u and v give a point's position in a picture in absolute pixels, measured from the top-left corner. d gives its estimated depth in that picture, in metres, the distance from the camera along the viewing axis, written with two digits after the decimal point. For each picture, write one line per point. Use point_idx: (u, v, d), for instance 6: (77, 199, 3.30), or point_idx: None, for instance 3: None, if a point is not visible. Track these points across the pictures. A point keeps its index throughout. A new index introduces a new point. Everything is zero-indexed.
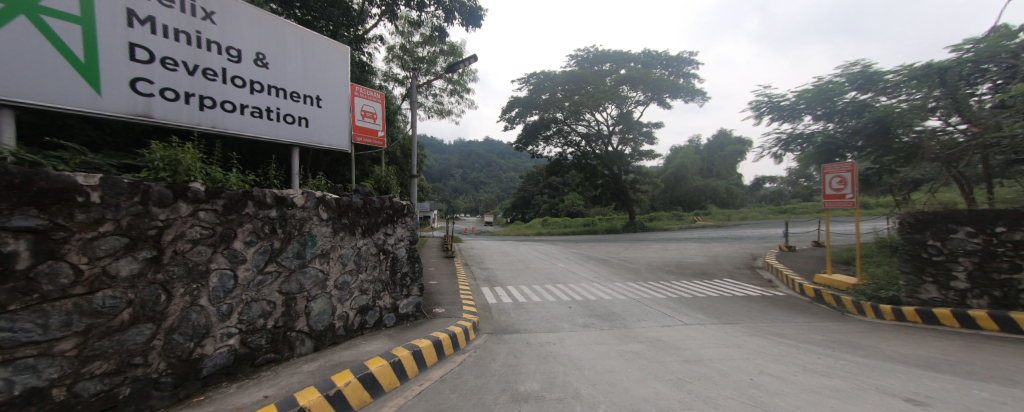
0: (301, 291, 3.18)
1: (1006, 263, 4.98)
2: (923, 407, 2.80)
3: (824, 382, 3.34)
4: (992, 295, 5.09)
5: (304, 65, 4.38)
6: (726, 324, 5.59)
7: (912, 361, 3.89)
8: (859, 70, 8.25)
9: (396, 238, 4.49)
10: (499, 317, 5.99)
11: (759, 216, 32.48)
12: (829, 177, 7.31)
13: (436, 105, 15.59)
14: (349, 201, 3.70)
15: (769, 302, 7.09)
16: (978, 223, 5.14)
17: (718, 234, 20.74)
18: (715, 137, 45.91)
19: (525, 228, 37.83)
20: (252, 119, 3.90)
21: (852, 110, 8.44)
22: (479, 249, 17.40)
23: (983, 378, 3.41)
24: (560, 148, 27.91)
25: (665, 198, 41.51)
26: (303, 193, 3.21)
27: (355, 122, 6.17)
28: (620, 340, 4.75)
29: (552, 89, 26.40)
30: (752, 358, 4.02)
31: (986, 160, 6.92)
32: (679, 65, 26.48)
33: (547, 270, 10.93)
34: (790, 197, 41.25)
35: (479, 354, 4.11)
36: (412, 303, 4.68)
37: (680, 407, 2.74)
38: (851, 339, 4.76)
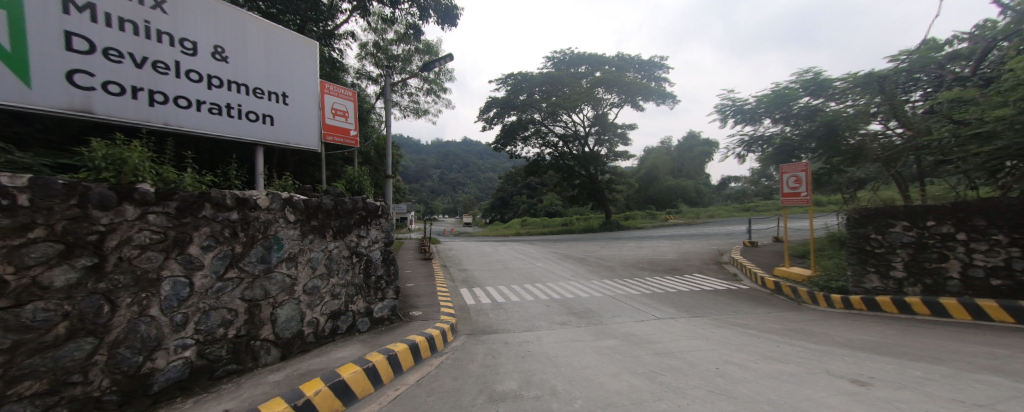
0: (266, 298, 3.03)
1: (935, 254, 5.43)
2: (867, 387, 3.01)
3: (782, 368, 3.52)
4: (923, 283, 5.55)
5: (268, 60, 4.17)
6: (696, 318, 5.80)
7: (858, 346, 4.18)
8: (811, 76, 8.72)
9: (369, 240, 4.36)
10: (477, 318, 5.94)
11: (725, 214, 34.05)
12: (786, 176, 7.75)
13: (412, 104, 15.29)
14: (318, 202, 3.57)
15: (734, 295, 7.44)
16: (912, 218, 5.60)
17: (688, 232, 21.53)
18: (685, 138, 47.68)
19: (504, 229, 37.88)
20: (210, 117, 3.67)
21: (804, 114, 8.90)
22: (457, 250, 17.24)
23: (918, 358, 3.71)
24: (537, 148, 28.09)
25: (639, 198, 42.75)
26: (269, 194, 3.06)
27: (325, 120, 5.95)
28: (596, 337, 4.83)
29: (529, 89, 26.59)
30: (719, 348, 4.19)
31: (919, 160, 7.58)
32: (651, 69, 27.26)
33: (524, 270, 10.99)
34: (754, 196, 43.42)
35: (456, 356, 4.04)
36: (387, 306, 4.57)
37: (652, 398, 2.81)
38: (808, 328, 5.05)
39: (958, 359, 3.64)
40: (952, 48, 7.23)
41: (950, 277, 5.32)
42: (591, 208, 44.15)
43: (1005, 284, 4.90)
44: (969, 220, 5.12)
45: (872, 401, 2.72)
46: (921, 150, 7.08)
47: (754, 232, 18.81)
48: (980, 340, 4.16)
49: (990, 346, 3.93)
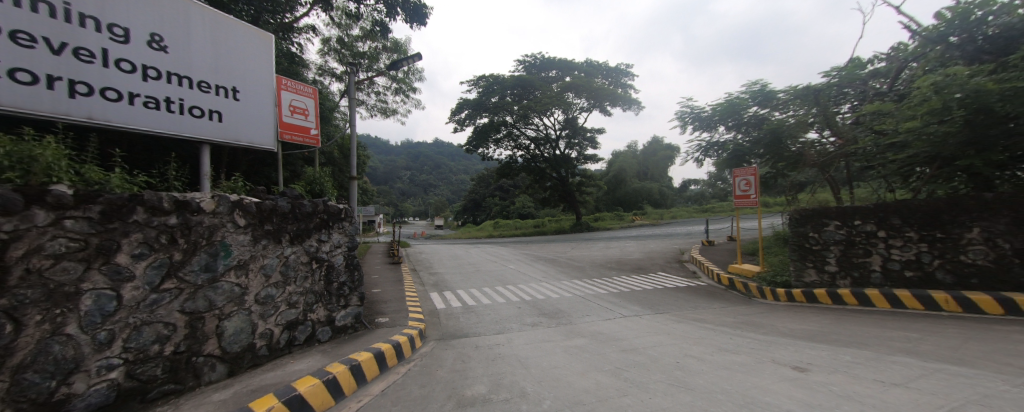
0: (211, 309, 2.79)
1: (861, 249, 6.01)
2: (806, 372, 3.26)
3: (734, 359, 3.72)
4: (852, 276, 6.11)
5: (215, 52, 3.87)
6: (660, 314, 6.02)
7: (800, 335, 4.52)
8: (759, 88, 9.36)
9: (331, 244, 4.13)
10: (447, 322, 5.82)
11: (686, 215, 35.79)
12: (738, 180, 8.26)
13: (379, 104, 14.80)
14: (273, 205, 3.35)
15: (693, 291, 7.82)
16: (842, 218, 6.17)
17: (654, 233, 22.45)
18: (649, 143, 49.69)
19: (476, 231, 37.68)
20: (145, 111, 3.34)
21: (752, 122, 9.54)
22: (427, 253, 16.90)
23: (848, 344, 4.07)
24: (508, 150, 28.17)
25: (607, 200, 44.06)
26: (214, 197, 2.82)
27: (281, 118, 5.60)
28: (565, 337, 4.87)
29: (501, 92, 26.72)
30: (680, 343, 4.37)
31: (849, 166, 8.41)
32: (618, 76, 28.12)
33: (495, 272, 10.96)
34: (712, 198, 46.07)
35: (424, 363, 3.92)
36: (351, 314, 4.37)
37: (617, 394, 2.87)
38: (759, 320, 5.39)
39: (879, 343, 4.03)
40: (875, 66, 8.06)
41: (873, 270, 5.91)
42: (562, 209, 44.93)
43: (916, 275, 5.52)
44: (887, 219, 5.72)
45: (811, 385, 2.94)
46: (851, 156, 7.83)
47: (713, 232, 19.93)
48: (898, 325, 4.64)
49: (907, 330, 4.39)
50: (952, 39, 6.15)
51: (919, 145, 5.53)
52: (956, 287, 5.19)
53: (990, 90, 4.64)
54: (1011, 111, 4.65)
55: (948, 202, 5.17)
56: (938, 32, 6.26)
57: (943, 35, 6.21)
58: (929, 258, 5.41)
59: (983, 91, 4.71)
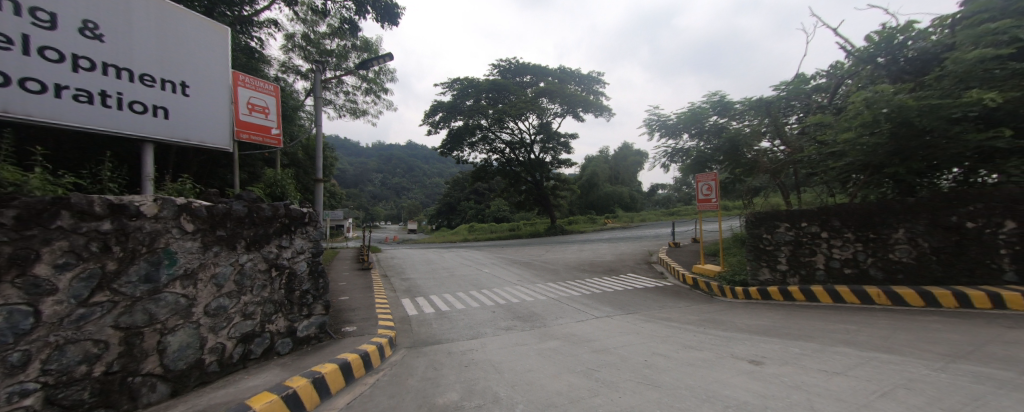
0: (152, 324, 2.55)
1: (808, 249, 6.48)
2: (761, 365, 3.46)
3: (698, 355, 3.89)
4: (800, 274, 6.57)
5: (161, 43, 3.60)
6: (630, 314, 6.18)
7: (756, 330, 4.79)
8: (718, 99, 9.91)
9: (293, 250, 3.92)
10: (419, 329, 5.67)
11: (654, 218, 37.19)
12: (701, 184, 8.67)
13: (348, 104, 14.28)
14: (226, 209, 3.14)
15: (660, 291, 8.11)
16: (791, 220, 6.63)
17: (625, 235, 23.12)
18: (620, 148, 51.27)
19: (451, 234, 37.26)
20: (76, 105, 3.03)
21: (713, 130, 10.07)
22: (400, 258, 16.48)
23: (797, 336, 4.37)
24: (482, 154, 28.10)
25: (580, 204, 44.94)
26: (156, 200, 2.59)
27: (238, 116, 5.25)
28: (539, 339, 4.88)
29: (476, 95, 26.73)
30: (648, 341, 4.51)
31: (797, 172, 9.11)
32: (590, 83, 28.74)
33: (468, 276, 10.84)
34: (678, 202, 48.12)
35: (394, 372, 3.79)
36: (315, 323, 4.15)
37: (589, 395, 2.90)
38: (719, 317, 5.67)
39: (824, 335, 4.36)
40: (817, 81, 8.77)
41: (817, 268, 6.39)
42: (537, 213, 45.36)
43: (854, 271, 6.03)
44: (829, 221, 6.22)
45: (765, 377, 3.12)
46: (799, 163, 8.47)
47: (681, 234, 20.84)
48: (840, 318, 5.04)
49: (848, 322, 4.78)
50: (879, 60, 6.83)
51: (853, 154, 6.05)
52: (887, 282, 5.73)
53: (909, 107, 5.13)
54: (927, 125, 5.20)
55: (879, 206, 5.73)
56: (868, 53, 6.87)
57: (872, 56, 6.87)
58: (864, 257, 5.94)
59: (903, 107, 5.20)
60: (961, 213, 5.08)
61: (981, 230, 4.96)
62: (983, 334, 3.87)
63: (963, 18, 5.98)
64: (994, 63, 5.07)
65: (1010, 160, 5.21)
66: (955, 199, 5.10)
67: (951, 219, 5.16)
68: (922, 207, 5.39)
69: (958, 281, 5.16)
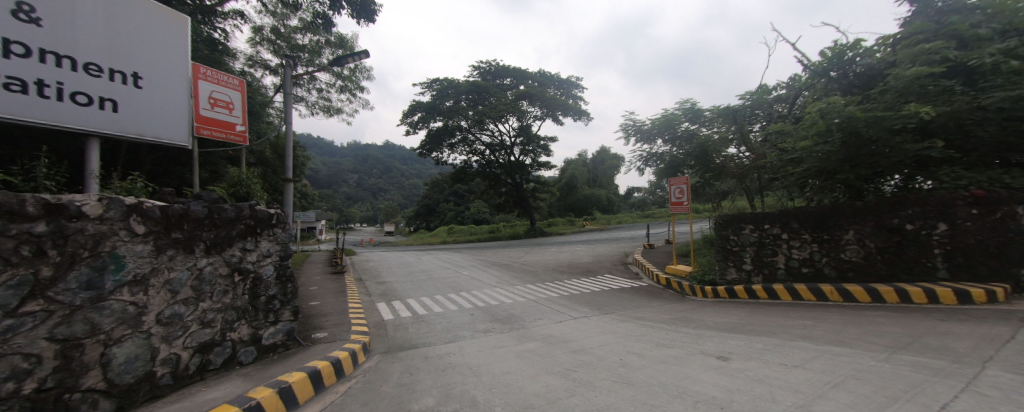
0: (95, 334, 2.35)
1: (771, 249, 6.85)
2: (728, 360, 3.61)
3: (670, 352, 4.01)
4: (763, 273, 6.92)
5: (109, 32, 3.53)
6: (607, 315, 6.29)
7: (724, 327, 5.00)
8: (690, 106, 10.26)
9: (259, 254, 3.72)
10: (395, 334, 5.52)
11: (630, 221, 38.10)
12: (674, 188, 8.99)
13: (322, 101, 13.77)
14: (183, 210, 2.96)
15: (635, 291, 8.32)
16: (755, 222, 6.99)
17: (604, 237, 23.55)
18: (598, 152, 52.25)
19: (430, 237, 36.75)
20: (7, 92, 2.92)
21: (684, 136, 10.31)
22: (376, 261, 16.06)
23: (761, 332, 4.60)
24: (462, 155, 27.98)
25: (560, 206, 45.47)
26: (102, 199, 2.41)
27: (198, 111, 4.94)
28: (518, 341, 4.88)
29: (455, 96, 26.53)
30: (624, 341, 4.60)
31: (760, 177, 9.66)
32: (570, 87, 29.10)
33: (447, 279, 10.71)
34: (653, 205, 49.57)
35: (368, 379, 3.67)
36: (282, 331, 3.97)
37: (566, 395, 2.92)
38: (691, 316, 5.87)
39: (785, 330, 4.60)
40: (778, 92, 9.30)
41: (778, 268, 6.76)
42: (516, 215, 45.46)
43: (810, 270, 6.42)
44: (788, 223, 6.60)
45: (732, 372, 3.25)
46: (762, 169, 8.97)
47: (657, 235, 21.46)
48: (799, 314, 5.35)
49: (806, 318, 5.07)
50: (832, 74, 7.32)
51: (810, 160, 6.46)
52: (838, 280, 6.13)
53: (858, 118, 5.53)
54: (873, 135, 5.63)
55: (832, 209, 6.13)
56: (822, 67, 7.36)
57: (825, 70, 7.37)
58: (819, 256, 6.33)
59: (852, 118, 5.60)
60: (902, 216, 5.53)
61: (919, 231, 5.41)
62: (922, 326, 4.21)
63: (901, 38, 6.52)
64: (928, 79, 5.55)
65: (942, 168, 5.73)
66: (896, 203, 5.54)
67: (893, 222, 5.60)
68: (869, 211, 5.81)
69: (900, 278, 5.60)
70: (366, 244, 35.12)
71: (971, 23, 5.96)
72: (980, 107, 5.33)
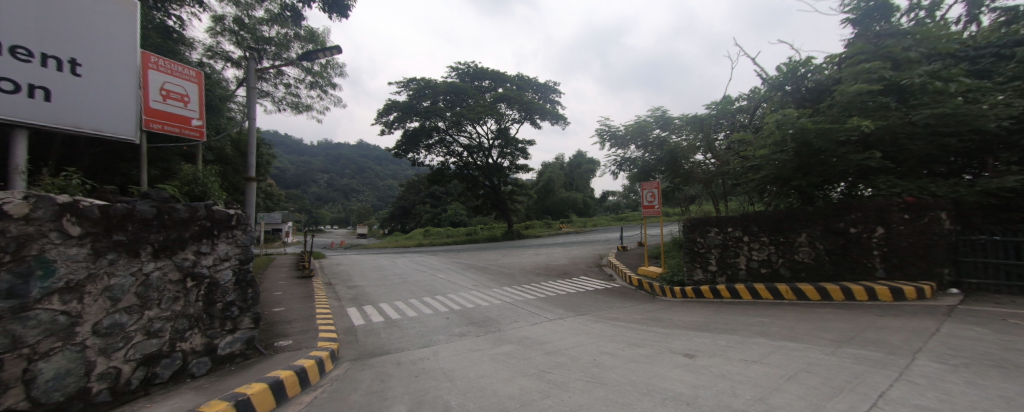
0: (17, 348, 2.11)
1: (733, 251, 7.18)
2: (694, 358, 3.75)
3: (640, 351, 4.12)
4: (726, 273, 7.25)
5: (40, 14, 3.31)
6: (581, 316, 6.37)
7: (691, 325, 5.20)
8: (660, 114, 10.63)
9: (215, 257, 3.49)
10: (366, 340, 5.33)
11: (605, 223, 38.95)
12: (646, 192, 9.19)
13: (290, 97, 13.16)
14: (126, 209, 2.74)
15: (609, 292, 8.50)
16: (719, 225, 7.30)
17: (580, 239, 24.00)
18: (574, 156, 53.11)
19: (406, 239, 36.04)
20: None
21: (656, 143, 10.58)
22: (348, 264, 15.53)
23: (725, 330, 4.81)
24: (439, 157, 27.71)
25: (537, 208, 45.91)
26: (28, 197, 2.18)
27: (148, 103, 4.59)
28: (493, 344, 4.85)
29: (433, 96, 26.23)
30: (597, 341, 4.68)
31: (724, 182, 10.19)
32: (547, 91, 29.38)
33: (421, 282, 10.50)
34: (627, 208, 51.02)
35: (335, 387, 3.52)
36: (240, 339, 3.74)
37: (540, 397, 2.93)
38: (661, 315, 6.05)
39: (746, 328, 4.85)
40: (740, 103, 9.85)
41: (740, 269, 7.11)
42: (494, 217, 45.41)
43: (768, 271, 6.80)
44: (749, 226, 6.96)
45: (697, 369, 3.38)
46: (726, 175, 9.46)
47: (631, 238, 22.12)
48: (759, 312, 5.65)
49: (766, 316, 5.36)
50: (787, 88, 7.84)
51: (768, 168, 6.87)
52: (793, 280, 6.54)
53: (809, 129, 5.93)
54: (822, 145, 6.06)
55: (787, 214, 6.52)
56: (777, 80, 7.88)
57: (781, 84, 7.89)
58: (776, 258, 6.72)
59: (804, 129, 6.00)
60: (847, 221, 5.98)
61: (861, 234, 5.87)
62: (865, 322, 4.56)
63: (846, 58, 7.08)
64: (868, 96, 6.04)
65: (880, 177, 6.27)
66: (842, 208, 5.99)
67: (839, 226, 6.05)
68: (818, 215, 6.25)
69: (845, 278, 6.05)
70: (338, 247, 33.98)
71: (903, 47, 6.56)
72: (911, 122, 5.86)
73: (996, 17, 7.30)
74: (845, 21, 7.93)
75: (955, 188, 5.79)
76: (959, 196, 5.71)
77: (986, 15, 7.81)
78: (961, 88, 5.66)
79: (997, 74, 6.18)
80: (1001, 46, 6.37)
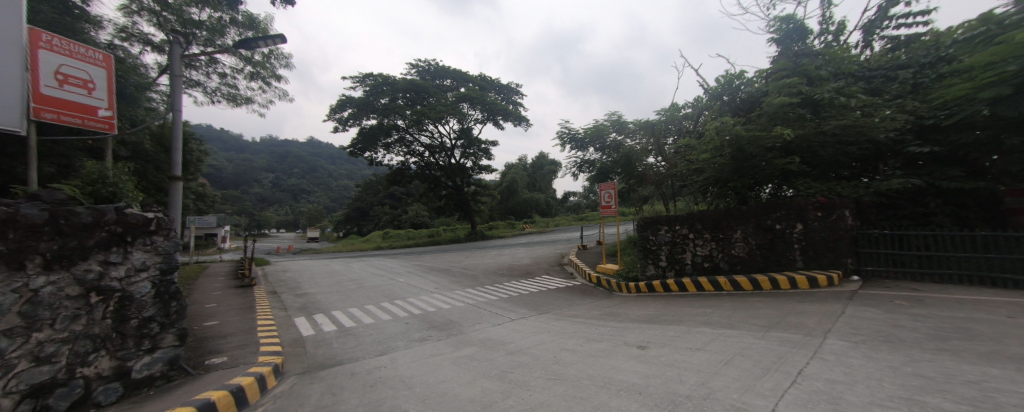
0: None
1: (680, 248, 7.61)
2: (645, 349, 3.94)
3: (597, 346, 4.24)
4: (675, 269, 7.67)
5: None
6: (543, 315, 6.45)
7: (644, 318, 5.46)
8: (616, 118, 11.10)
9: (129, 267, 3.04)
10: (316, 351, 4.97)
11: (567, 223, 40.06)
12: (603, 193, 9.58)
13: (226, 88, 11.96)
14: (11, 213, 2.33)
15: (570, 290, 8.72)
16: (669, 223, 7.64)
17: (545, 239, 24.42)
18: (536, 158, 53.81)
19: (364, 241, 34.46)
20: None
21: (612, 146, 11.09)
22: (298, 270, 14.46)
23: (674, 321, 5.10)
24: (399, 156, 26.92)
25: (500, 209, 46.21)
26: None
27: (39, 89, 3.87)
28: (455, 347, 4.74)
29: (392, 94, 25.28)
30: (558, 338, 4.76)
31: (673, 184, 10.91)
32: (509, 93, 29.49)
33: (379, 287, 10.04)
34: (586, 208, 52.83)
35: (280, 404, 3.23)
36: (161, 359, 3.29)
37: (501, 398, 2.90)
38: (618, 310, 6.29)
39: (691, 318, 5.18)
40: (686, 110, 10.61)
41: (686, 263, 7.56)
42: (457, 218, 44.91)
43: (710, 265, 7.31)
44: (694, 224, 7.42)
45: (649, 359, 3.55)
46: (676, 178, 10.11)
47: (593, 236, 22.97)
48: (703, 303, 6.07)
49: (709, 306, 5.77)
50: (724, 98, 8.69)
51: (709, 170, 7.40)
52: (731, 272, 7.11)
53: (742, 137, 6.50)
54: (753, 151, 6.64)
55: (726, 212, 7.05)
56: (717, 90, 8.69)
57: (720, 95, 8.72)
58: (717, 253, 7.25)
59: (738, 136, 6.57)
60: (773, 218, 6.65)
61: (785, 230, 6.57)
62: (789, 308, 5.07)
63: (771, 73, 7.87)
64: (788, 108, 6.72)
65: (800, 180, 7.02)
66: (770, 208, 6.64)
67: (768, 223, 6.70)
68: (751, 213, 6.85)
69: (772, 269, 6.72)
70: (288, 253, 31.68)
71: (816, 65, 7.43)
72: (821, 132, 6.58)
73: (884, 44, 8.57)
74: (770, 40, 8.86)
75: (856, 189, 6.63)
76: (858, 196, 6.54)
77: (877, 42, 9.08)
78: (859, 103, 6.51)
79: (885, 93, 7.20)
80: (888, 69, 7.45)
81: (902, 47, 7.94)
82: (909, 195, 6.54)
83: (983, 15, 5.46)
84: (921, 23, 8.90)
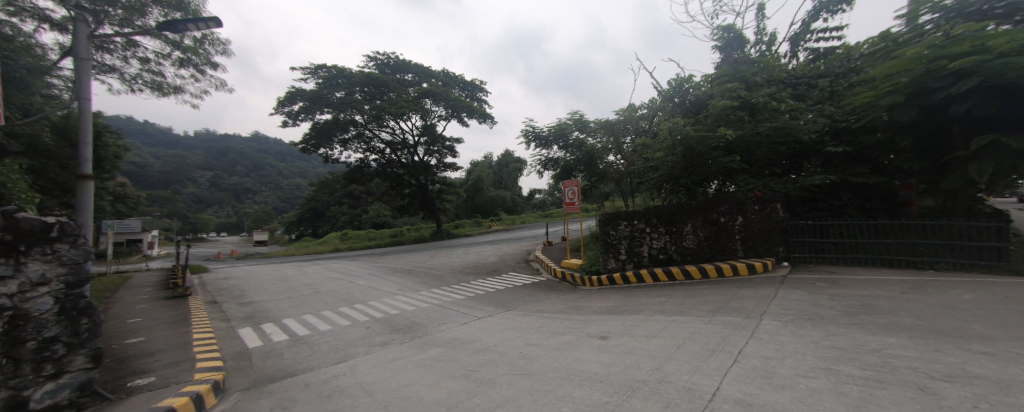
0: None
1: (638, 241, 8.21)
2: (603, 340, 4.35)
3: (561, 339, 4.60)
4: (635, 261, 8.25)
5: None
6: (509, 312, 6.73)
7: (606, 310, 5.91)
8: (578, 118, 11.68)
9: (23, 280, 2.55)
10: (263, 363, 4.86)
11: (533, 220, 40.70)
12: (567, 189, 9.86)
13: (149, 75, 10.74)
14: None
15: (535, 286, 9.08)
16: (629, 218, 8.20)
17: (512, 236, 24.79)
18: (501, 155, 54.01)
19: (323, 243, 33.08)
20: None
21: (575, 143, 11.74)
22: (252, 277, 13.69)
23: (629, 312, 5.57)
24: (359, 153, 26.07)
25: (466, 207, 46.12)
26: None
27: None
28: (420, 349, 4.90)
29: (348, 86, 24.55)
30: (523, 334, 5.07)
31: (628, 182, 11.59)
32: (474, 90, 29.43)
33: (340, 291, 9.82)
34: (551, 206, 53.97)
35: None
36: (68, 385, 2.78)
37: (467, 397, 3.15)
38: (580, 304, 6.72)
39: (647, 307, 5.71)
40: (642, 111, 11.27)
41: (644, 256, 8.19)
42: (423, 217, 44.26)
43: (665, 256, 7.99)
44: (649, 218, 8.05)
45: (608, 349, 3.95)
46: (631, 175, 10.76)
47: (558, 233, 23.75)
48: (653, 294, 6.64)
49: (662, 296, 6.35)
50: (675, 100, 9.52)
51: (663, 168, 8.05)
52: (683, 262, 7.82)
53: (691, 136, 7.21)
54: (700, 150, 7.40)
55: (678, 207, 7.75)
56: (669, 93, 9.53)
57: (671, 96, 9.53)
58: (671, 245, 7.95)
59: (688, 136, 7.26)
60: (719, 212, 7.42)
61: (729, 222, 7.36)
62: (732, 293, 5.77)
63: (714, 79, 8.82)
64: (729, 112, 7.54)
65: (740, 177, 7.91)
66: (716, 202, 7.40)
67: (714, 216, 7.47)
68: (699, 208, 7.58)
69: (717, 258, 7.50)
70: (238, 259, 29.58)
71: (753, 73, 8.27)
72: (758, 133, 7.44)
73: (807, 55, 9.75)
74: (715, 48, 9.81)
75: (785, 185, 7.53)
76: (788, 191, 7.45)
77: (802, 52, 10.30)
78: (787, 107, 7.41)
79: (808, 98, 8.23)
80: (812, 78, 8.53)
81: (821, 58, 9.11)
82: (827, 190, 7.62)
83: (881, 34, 6.51)
84: (835, 38, 10.26)
